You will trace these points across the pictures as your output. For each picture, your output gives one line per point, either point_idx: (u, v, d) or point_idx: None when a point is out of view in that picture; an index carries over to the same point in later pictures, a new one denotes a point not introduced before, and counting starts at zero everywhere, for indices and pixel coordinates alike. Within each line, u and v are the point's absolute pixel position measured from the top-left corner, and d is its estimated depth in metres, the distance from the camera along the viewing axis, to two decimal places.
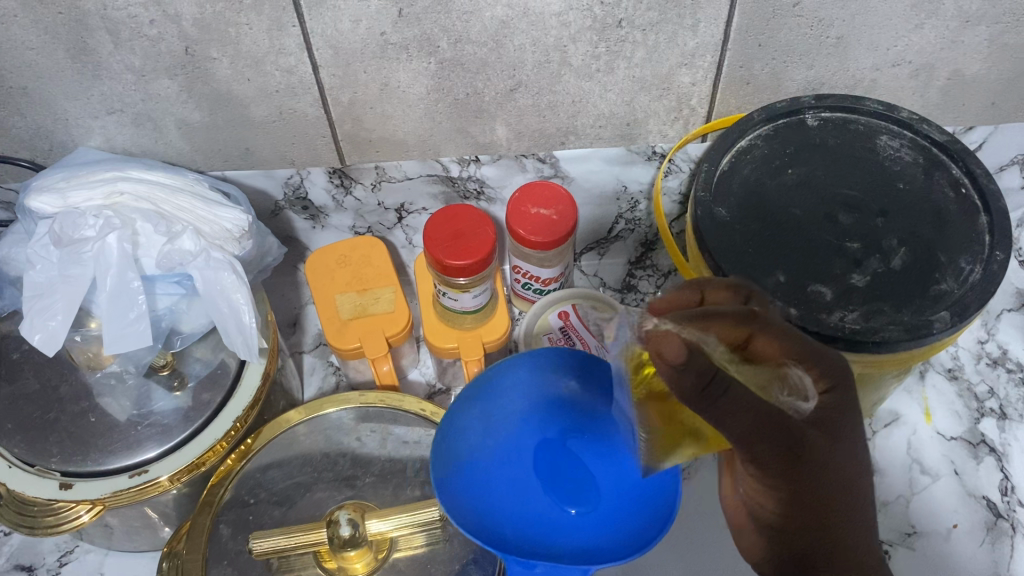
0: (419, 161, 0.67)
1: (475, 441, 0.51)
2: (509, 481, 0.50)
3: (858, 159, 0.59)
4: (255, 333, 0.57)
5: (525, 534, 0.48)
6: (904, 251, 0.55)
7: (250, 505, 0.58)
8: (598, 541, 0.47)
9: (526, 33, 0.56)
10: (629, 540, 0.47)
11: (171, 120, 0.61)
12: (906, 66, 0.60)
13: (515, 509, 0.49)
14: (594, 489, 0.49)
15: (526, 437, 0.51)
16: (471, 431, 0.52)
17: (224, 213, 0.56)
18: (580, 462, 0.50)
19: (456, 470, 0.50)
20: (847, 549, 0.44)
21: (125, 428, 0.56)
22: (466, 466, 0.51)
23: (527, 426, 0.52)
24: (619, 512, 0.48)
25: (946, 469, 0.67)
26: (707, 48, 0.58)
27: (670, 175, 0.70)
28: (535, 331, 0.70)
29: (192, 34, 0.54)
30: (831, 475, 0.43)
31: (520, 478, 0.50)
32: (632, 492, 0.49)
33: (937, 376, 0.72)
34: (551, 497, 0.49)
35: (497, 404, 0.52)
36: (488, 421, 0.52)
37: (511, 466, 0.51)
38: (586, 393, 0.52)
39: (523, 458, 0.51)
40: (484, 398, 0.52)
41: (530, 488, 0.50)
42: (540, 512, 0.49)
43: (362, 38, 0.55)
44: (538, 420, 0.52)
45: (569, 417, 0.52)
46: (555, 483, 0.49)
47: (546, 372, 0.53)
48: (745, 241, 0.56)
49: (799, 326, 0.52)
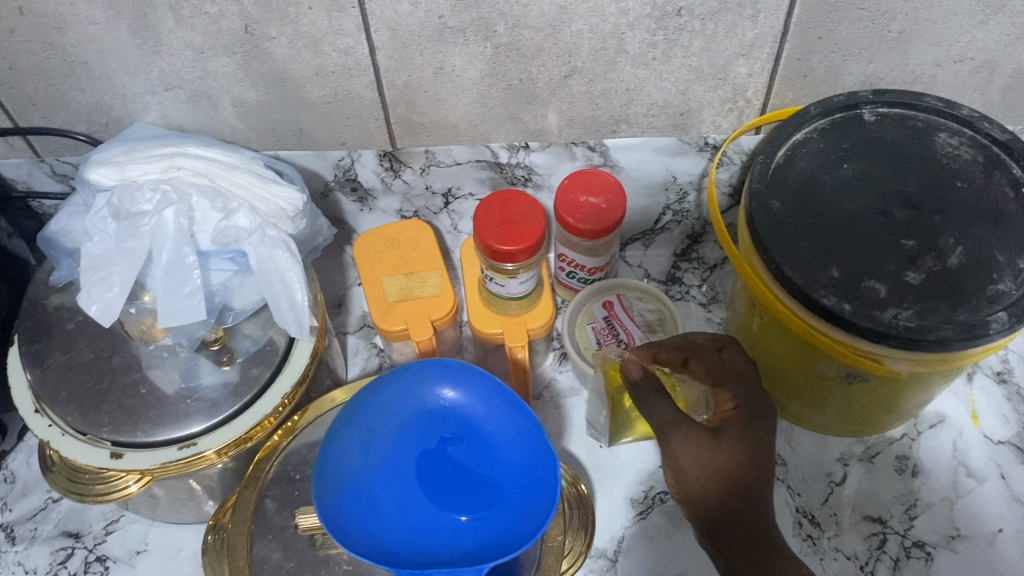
0: (469, 146, 0.67)
1: (356, 463, 0.52)
2: (396, 498, 0.51)
3: (916, 155, 0.59)
4: (307, 311, 0.57)
5: (423, 547, 0.49)
6: (961, 249, 0.55)
7: (296, 481, 0.58)
8: (486, 537, 0.49)
9: (584, 19, 0.55)
10: (517, 536, 0.49)
11: (228, 98, 0.61)
12: (968, 63, 0.59)
13: (403, 525, 0.50)
14: (474, 493, 0.50)
15: (404, 452, 0.52)
16: (351, 453, 0.52)
17: (279, 191, 0.57)
18: (451, 468, 0.52)
19: (340, 495, 0.51)
20: (733, 530, 0.49)
21: (175, 401, 0.57)
22: (348, 488, 0.51)
23: (402, 441, 0.53)
24: (503, 514, 0.50)
25: (992, 473, 0.66)
26: (766, 39, 0.57)
27: (721, 167, 0.69)
28: (578, 322, 0.70)
29: (252, 13, 0.54)
30: (708, 467, 0.49)
31: (402, 492, 0.51)
32: (505, 492, 0.50)
33: (985, 378, 0.71)
34: (438, 506, 0.50)
35: (370, 423, 0.53)
36: (365, 440, 0.53)
37: (397, 481, 0.52)
38: (462, 399, 0.53)
39: (402, 473, 0.52)
40: (359, 418, 0.53)
41: (417, 504, 0.51)
42: (429, 522, 0.50)
43: (420, 21, 0.55)
44: (413, 433, 0.53)
45: (440, 428, 0.53)
46: (431, 497, 0.51)
47: (414, 384, 0.54)
48: (799, 235, 0.56)
49: (852, 322, 0.52)
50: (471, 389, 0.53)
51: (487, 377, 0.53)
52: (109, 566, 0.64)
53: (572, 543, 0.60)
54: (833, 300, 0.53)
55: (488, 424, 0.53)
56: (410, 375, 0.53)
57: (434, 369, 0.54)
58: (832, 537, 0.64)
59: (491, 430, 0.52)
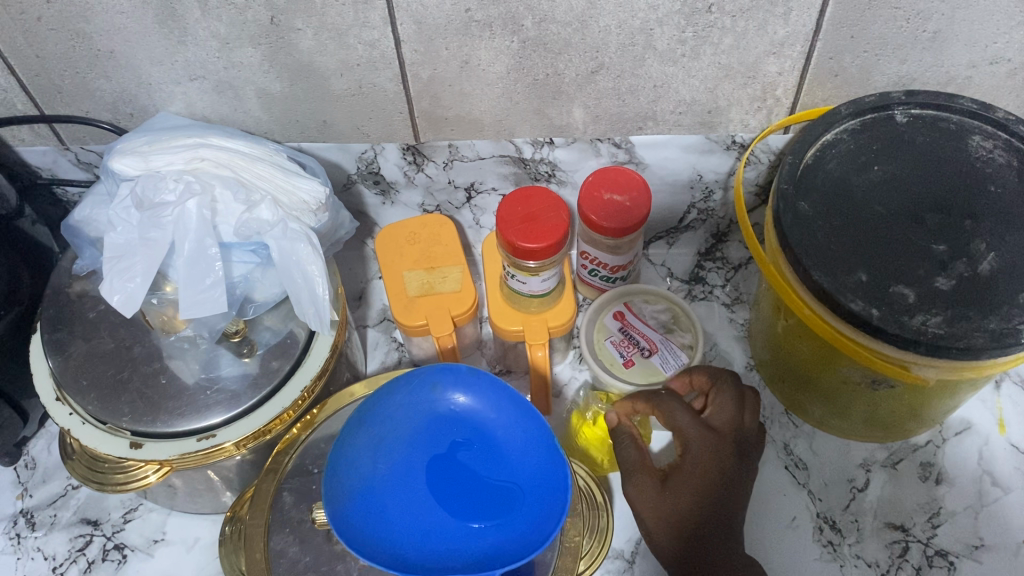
0: (493, 141, 0.66)
1: (367, 467, 0.50)
2: (406, 502, 0.49)
3: (949, 158, 0.57)
4: (327, 305, 0.57)
5: (433, 553, 0.47)
6: (993, 255, 0.54)
7: (314, 475, 0.58)
8: (496, 543, 0.47)
9: (612, 14, 0.55)
10: (533, 540, 0.47)
11: (252, 89, 0.61)
12: (1005, 64, 0.58)
13: (414, 531, 0.48)
14: (485, 500, 0.48)
15: (415, 458, 0.51)
16: (362, 458, 0.51)
17: (302, 184, 0.57)
18: (461, 474, 0.50)
19: (353, 502, 0.49)
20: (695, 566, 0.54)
21: (194, 392, 0.57)
22: (358, 493, 0.49)
23: (415, 446, 0.51)
24: (516, 521, 0.48)
25: (1019, 482, 0.65)
26: (798, 37, 0.56)
27: (749, 166, 0.68)
28: (595, 337, 0.69)
29: (278, 4, 0.54)
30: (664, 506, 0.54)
31: (413, 498, 0.49)
32: (517, 500, 0.49)
33: (1013, 386, 0.70)
34: (450, 513, 0.48)
35: (383, 427, 0.52)
36: (377, 444, 0.51)
37: (408, 486, 0.50)
38: (474, 404, 0.52)
39: (413, 478, 0.50)
40: (370, 422, 0.52)
41: (428, 509, 0.48)
42: (439, 527, 0.48)
43: (446, 14, 0.55)
44: (424, 438, 0.51)
45: (452, 433, 0.51)
46: (441, 502, 0.49)
47: (425, 389, 0.52)
48: (826, 238, 0.55)
49: (880, 328, 0.51)
50: (483, 395, 0.52)
51: (499, 382, 0.52)
52: (127, 555, 0.64)
53: (590, 543, 0.59)
54: (861, 305, 0.52)
55: (500, 430, 0.51)
56: (421, 380, 0.52)
57: (444, 374, 0.52)
58: (853, 544, 0.63)
59: (504, 436, 0.51)
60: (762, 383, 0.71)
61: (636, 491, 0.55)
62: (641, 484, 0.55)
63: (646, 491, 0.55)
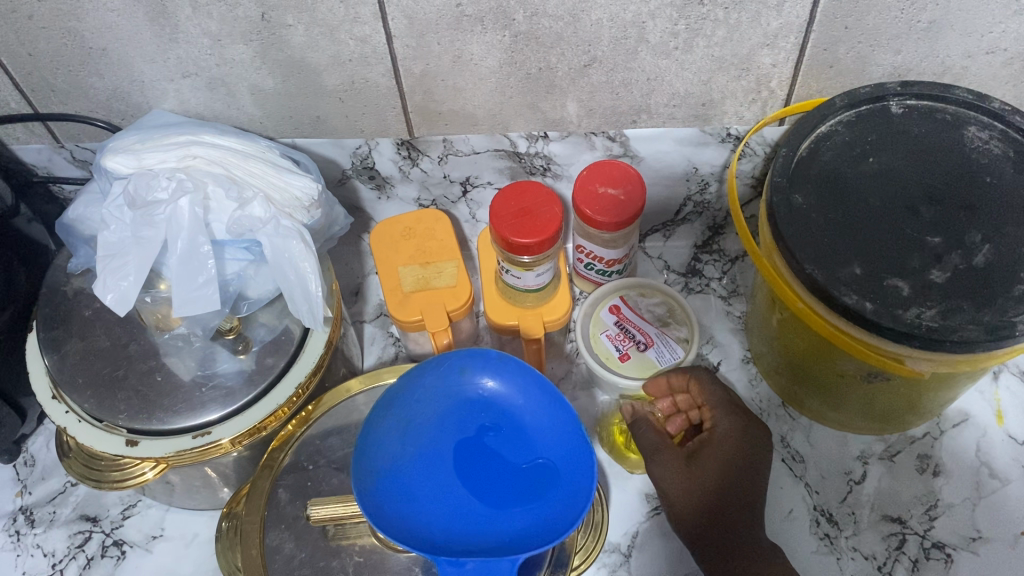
0: (487, 135, 0.66)
1: (394, 449, 0.52)
2: (435, 485, 0.51)
3: (943, 149, 0.57)
4: (320, 302, 0.57)
5: (459, 536, 0.49)
6: (989, 247, 0.53)
7: (309, 471, 0.58)
8: (524, 530, 0.49)
9: (604, 8, 0.54)
10: (557, 528, 0.48)
11: (245, 86, 0.61)
12: (1001, 54, 0.57)
13: (444, 513, 0.51)
14: (513, 487, 0.51)
15: (442, 440, 0.53)
16: (390, 439, 0.52)
17: (294, 181, 0.57)
18: (489, 460, 0.52)
19: (381, 483, 0.51)
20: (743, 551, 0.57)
21: (189, 389, 0.57)
22: (387, 475, 0.51)
23: (441, 427, 0.53)
24: (543, 507, 0.50)
25: (1016, 473, 0.65)
26: (791, 29, 0.56)
27: (743, 157, 0.68)
28: (590, 331, 0.69)
29: (268, 0, 0.54)
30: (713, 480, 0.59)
31: (440, 481, 0.51)
32: (545, 486, 0.51)
33: (1011, 377, 0.69)
34: (478, 497, 0.51)
35: (411, 410, 0.53)
36: (405, 427, 0.53)
37: (435, 468, 0.52)
38: (502, 389, 0.53)
39: (441, 460, 0.52)
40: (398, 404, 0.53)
41: (457, 493, 0.51)
42: (470, 511, 0.50)
43: (437, 9, 0.55)
44: (452, 421, 0.53)
45: (480, 416, 0.53)
46: (470, 487, 0.51)
47: (453, 373, 0.54)
48: (821, 231, 0.55)
49: (873, 321, 0.51)
50: (510, 380, 0.53)
51: (526, 368, 0.53)
52: (126, 551, 0.65)
53: (585, 534, 0.59)
54: (855, 298, 0.51)
55: (527, 415, 0.53)
56: (448, 364, 0.53)
57: (472, 358, 0.53)
58: (850, 537, 0.63)
59: (530, 422, 0.53)
60: (759, 376, 0.71)
61: (659, 466, 0.60)
62: (660, 466, 0.60)
63: (666, 470, 0.59)
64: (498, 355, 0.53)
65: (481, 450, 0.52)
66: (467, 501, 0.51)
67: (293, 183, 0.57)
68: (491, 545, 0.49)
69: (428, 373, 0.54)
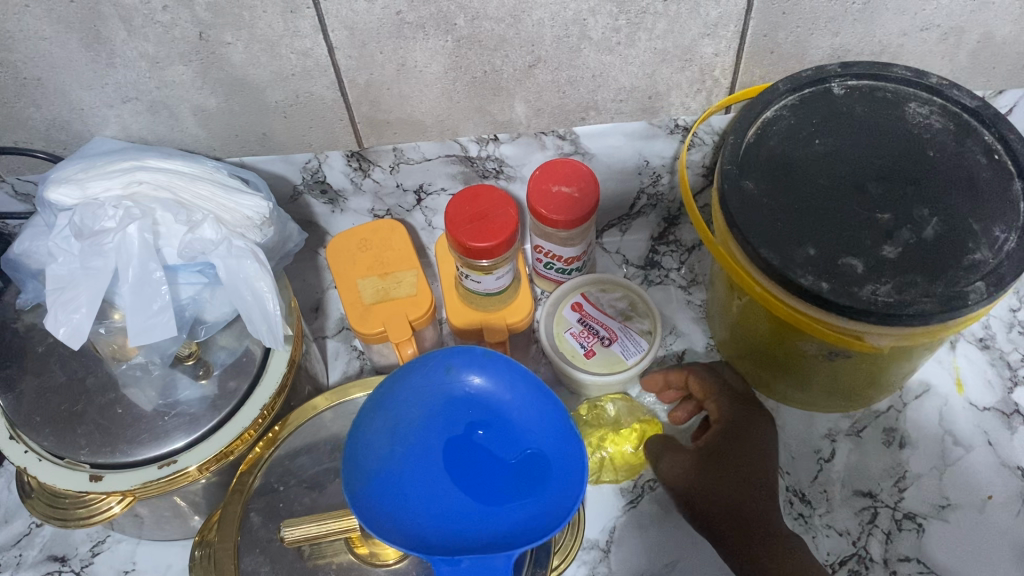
0: (437, 142, 0.66)
1: (382, 452, 0.52)
2: (426, 485, 0.51)
3: (887, 126, 0.58)
4: (279, 321, 0.56)
5: (453, 535, 0.49)
6: (937, 220, 0.54)
7: (280, 492, 0.57)
8: (517, 525, 0.49)
9: (545, 7, 0.54)
10: (551, 521, 0.48)
11: (187, 107, 0.60)
12: (934, 30, 0.59)
13: (439, 513, 0.50)
14: (505, 482, 0.50)
15: (430, 440, 0.52)
16: (377, 443, 0.52)
17: (244, 200, 0.56)
18: (479, 457, 0.52)
19: (370, 486, 0.50)
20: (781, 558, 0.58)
21: (152, 419, 0.56)
22: (377, 478, 0.51)
23: (429, 427, 0.52)
24: (536, 502, 0.50)
25: (979, 439, 0.66)
26: (730, 17, 0.56)
27: (692, 146, 0.68)
28: (555, 331, 0.69)
29: (205, 19, 0.53)
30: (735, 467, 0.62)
31: (433, 482, 0.51)
32: (537, 479, 0.50)
33: (968, 345, 0.71)
34: (469, 496, 0.50)
35: (397, 412, 0.52)
36: (393, 429, 0.52)
37: (424, 468, 0.51)
38: (489, 385, 0.52)
39: (430, 460, 0.52)
40: (384, 408, 0.52)
41: (449, 493, 0.50)
42: (464, 509, 0.50)
43: (378, 18, 0.54)
44: (439, 420, 0.52)
45: (469, 414, 0.52)
46: (463, 486, 0.51)
47: (437, 372, 0.53)
48: (773, 214, 0.55)
49: (831, 301, 0.51)
50: (497, 376, 0.52)
51: (512, 364, 0.52)
52: None
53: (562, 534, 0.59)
54: (811, 279, 0.52)
55: (514, 410, 0.52)
56: (434, 363, 0.52)
57: (457, 356, 0.52)
58: (824, 515, 0.64)
59: (518, 417, 0.52)
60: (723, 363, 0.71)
61: (670, 463, 0.63)
62: (673, 461, 0.63)
63: (677, 462, 0.63)
64: (482, 352, 0.52)
65: (473, 448, 0.52)
66: (461, 499, 0.50)
67: (244, 201, 0.56)
68: (485, 542, 0.48)
69: (413, 373, 0.53)
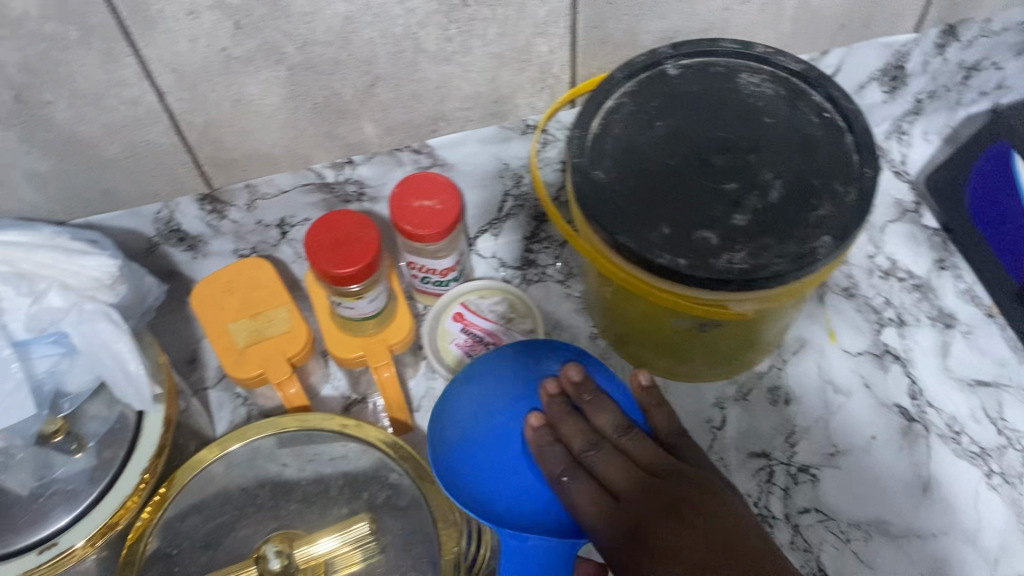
0: (290, 173, 0.65)
1: (457, 427, 0.60)
2: (498, 461, 0.58)
3: (728, 95, 0.60)
4: (147, 380, 0.54)
5: (521, 510, 0.56)
6: (780, 184, 0.56)
7: (174, 556, 0.55)
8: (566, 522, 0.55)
9: (373, 26, 0.54)
10: None
11: (17, 173, 0.57)
12: (753, 3, 0.61)
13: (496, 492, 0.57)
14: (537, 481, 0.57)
15: (517, 419, 0.60)
16: (448, 418, 0.60)
17: (89, 261, 0.54)
18: (523, 448, 0.59)
19: (455, 453, 0.58)
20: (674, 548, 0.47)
21: (23, 504, 0.53)
22: (459, 446, 0.59)
23: (516, 405, 0.60)
24: None
25: (857, 384, 0.69)
26: (558, 14, 0.57)
27: (546, 142, 0.69)
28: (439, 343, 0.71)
29: (19, 80, 0.51)
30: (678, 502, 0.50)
31: (506, 466, 0.58)
32: None
33: (836, 296, 0.74)
34: (536, 474, 0.58)
35: (480, 389, 0.61)
36: (480, 407, 0.60)
37: (507, 445, 0.59)
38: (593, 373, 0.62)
39: (513, 441, 0.59)
40: (476, 381, 0.61)
41: (497, 480, 0.58)
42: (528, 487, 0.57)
43: (203, 57, 0.53)
44: (526, 400, 0.60)
45: None
46: (500, 466, 0.58)
47: (533, 362, 0.62)
48: (626, 200, 0.56)
49: (690, 276, 0.53)
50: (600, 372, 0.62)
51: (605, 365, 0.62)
52: None
53: (438, 525, 0.54)
54: (669, 257, 0.53)
55: None
56: (525, 354, 0.62)
57: (539, 349, 0.62)
58: None
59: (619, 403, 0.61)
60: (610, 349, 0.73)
61: (571, 481, 0.55)
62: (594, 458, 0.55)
63: (587, 491, 0.53)
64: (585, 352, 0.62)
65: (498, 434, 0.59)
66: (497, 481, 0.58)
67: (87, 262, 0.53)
68: (527, 522, 0.55)
69: (504, 364, 0.62)
